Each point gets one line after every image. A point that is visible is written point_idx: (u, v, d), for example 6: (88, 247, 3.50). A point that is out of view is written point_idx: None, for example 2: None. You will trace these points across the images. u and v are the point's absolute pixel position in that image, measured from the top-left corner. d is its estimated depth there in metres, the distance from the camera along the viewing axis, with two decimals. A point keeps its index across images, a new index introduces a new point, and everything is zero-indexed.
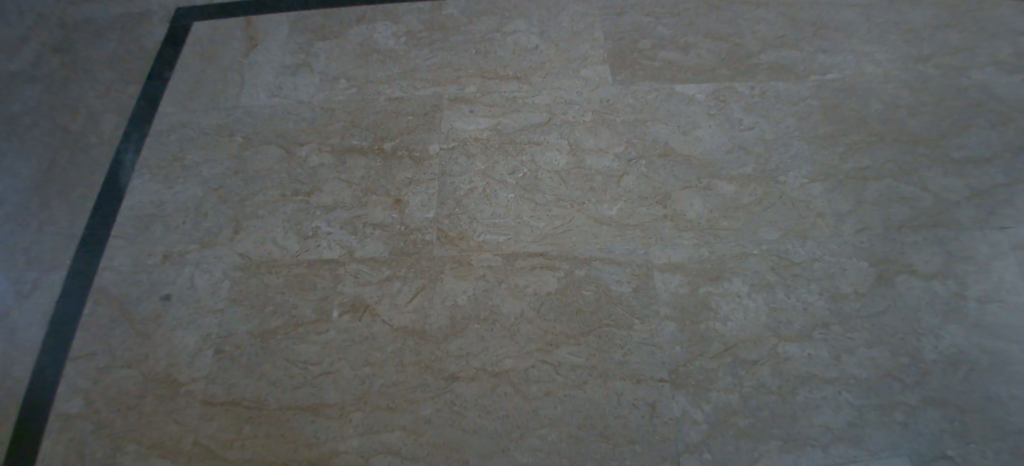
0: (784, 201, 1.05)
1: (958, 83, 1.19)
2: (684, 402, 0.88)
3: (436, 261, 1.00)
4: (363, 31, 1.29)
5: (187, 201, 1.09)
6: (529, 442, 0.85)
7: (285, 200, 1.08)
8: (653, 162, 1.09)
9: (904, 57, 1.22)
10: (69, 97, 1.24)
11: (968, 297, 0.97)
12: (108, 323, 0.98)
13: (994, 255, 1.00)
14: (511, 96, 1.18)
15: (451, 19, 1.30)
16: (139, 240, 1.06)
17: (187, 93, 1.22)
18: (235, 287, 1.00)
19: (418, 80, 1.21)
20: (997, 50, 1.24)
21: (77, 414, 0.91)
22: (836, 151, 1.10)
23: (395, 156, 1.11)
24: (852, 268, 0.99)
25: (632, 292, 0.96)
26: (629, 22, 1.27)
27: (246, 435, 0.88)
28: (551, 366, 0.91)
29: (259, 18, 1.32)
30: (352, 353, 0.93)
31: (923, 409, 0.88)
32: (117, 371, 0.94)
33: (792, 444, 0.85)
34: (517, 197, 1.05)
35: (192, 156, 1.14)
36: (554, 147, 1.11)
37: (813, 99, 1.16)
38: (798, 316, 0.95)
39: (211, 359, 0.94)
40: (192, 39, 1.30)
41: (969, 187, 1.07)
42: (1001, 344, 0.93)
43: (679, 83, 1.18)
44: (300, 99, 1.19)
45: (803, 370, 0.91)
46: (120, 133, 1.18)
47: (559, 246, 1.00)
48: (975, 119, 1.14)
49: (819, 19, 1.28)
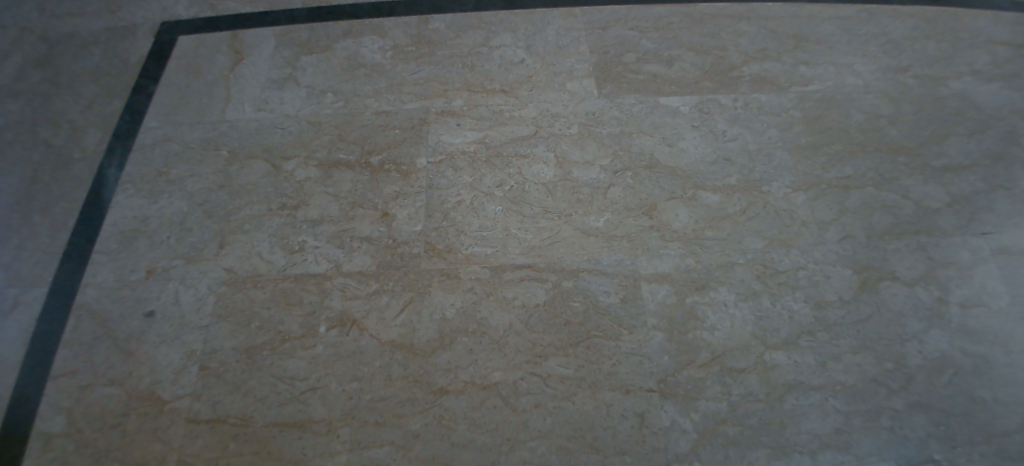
0: (768, 211, 1.06)
1: (936, 92, 1.22)
2: (673, 411, 0.88)
3: (424, 274, 1.00)
4: (350, 45, 1.29)
5: (171, 216, 1.08)
6: (519, 454, 0.85)
7: (271, 214, 1.07)
8: (639, 174, 1.10)
9: (882, 68, 1.25)
10: (51, 111, 1.23)
11: (951, 302, 0.98)
12: (91, 339, 0.97)
13: (975, 260, 1.02)
14: (498, 109, 1.18)
15: (437, 33, 1.31)
16: (123, 255, 1.04)
17: (173, 107, 1.22)
18: (221, 302, 0.99)
19: (405, 93, 1.21)
20: (974, 60, 1.27)
21: (58, 434, 0.89)
22: (817, 161, 1.12)
23: (382, 169, 1.11)
24: (835, 276, 1.00)
25: (620, 302, 0.97)
26: (614, 36, 1.28)
27: (232, 453, 0.87)
28: (540, 378, 0.91)
29: (245, 32, 1.32)
30: (340, 368, 0.92)
31: (909, 414, 0.89)
32: (100, 389, 0.92)
33: (781, 451, 0.86)
34: (505, 210, 1.06)
35: (177, 170, 1.13)
36: (540, 160, 1.12)
37: (794, 110, 1.19)
38: (783, 324, 0.96)
39: (197, 376, 0.93)
40: (178, 53, 1.30)
41: (949, 194, 1.09)
42: (984, 347, 0.95)
43: (663, 96, 1.20)
44: (287, 113, 1.19)
45: (790, 377, 0.91)
46: (104, 147, 1.17)
47: (547, 258, 1.01)
48: (953, 128, 1.17)
49: (799, 32, 1.30)
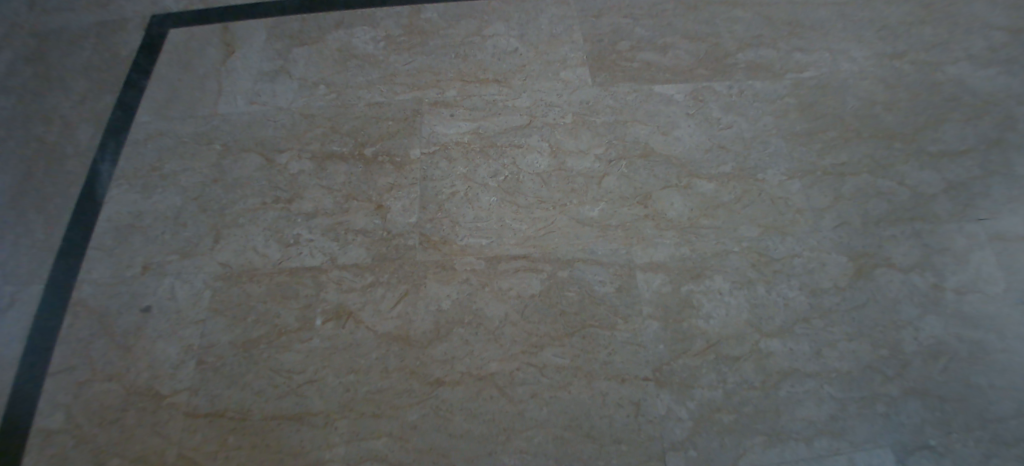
0: (763, 199, 1.06)
1: (933, 78, 1.21)
2: (669, 400, 0.89)
3: (419, 266, 1.00)
4: (342, 36, 1.28)
5: (165, 211, 1.08)
6: (516, 444, 0.86)
7: (265, 208, 1.07)
8: (633, 163, 1.10)
9: (877, 54, 1.24)
10: (44, 107, 1.22)
11: (946, 288, 0.99)
12: (88, 335, 0.97)
13: (971, 246, 1.02)
14: (491, 99, 1.18)
15: (430, 23, 1.30)
16: (118, 251, 1.04)
17: (164, 101, 1.21)
18: (216, 296, 0.99)
19: (397, 84, 1.21)
20: (971, 45, 1.26)
21: (58, 429, 0.89)
22: (813, 148, 1.12)
23: (376, 161, 1.11)
24: (830, 263, 1.00)
25: (615, 292, 0.97)
26: (608, 24, 1.27)
27: (232, 446, 0.87)
28: (536, 368, 0.91)
29: (236, 25, 1.31)
30: (336, 360, 0.92)
31: (904, 400, 0.90)
32: (98, 385, 0.93)
33: (776, 438, 0.87)
34: (499, 200, 1.06)
35: (170, 165, 1.13)
36: (534, 150, 1.11)
37: (790, 97, 1.18)
38: (778, 312, 0.96)
39: (194, 370, 0.93)
40: (168, 46, 1.28)
41: (946, 179, 1.09)
42: (979, 333, 0.95)
43: (658, 84, 1.19)
44: (279, 106, 1.19)
45: (785, 364, 0.92)
46: (97, 142, 1.17)
47: (542, 248, 1.01)
48: (950, 114, 1.16)
49: (794, 18, 1.29)
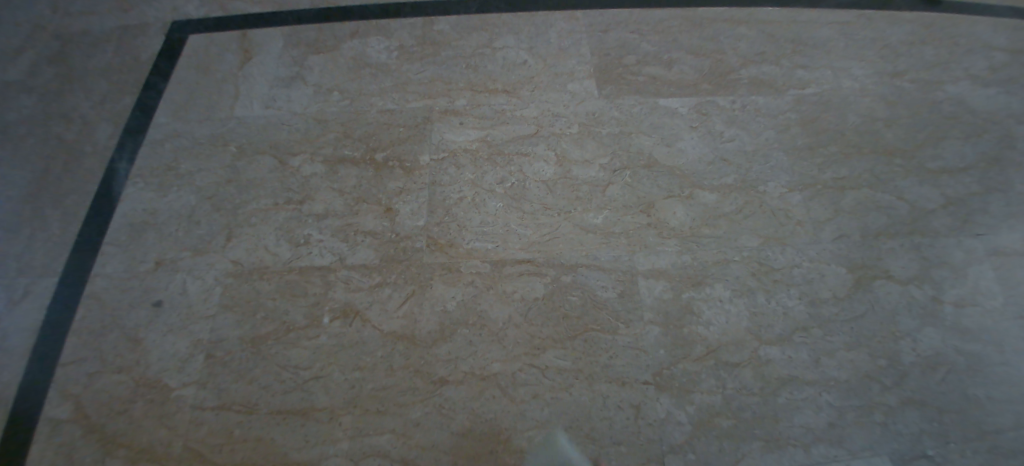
0: (764, 210, 1.08)
1: (933, 96, 1.24)
2: (668, 404, 0.90)
3: (425, 268, 1.02)
4: (356, 46, 1.32)
5: (180, 209, 1.11)
6: (517, 443, 0.87)
7: (277, 208, 1.10)
8: (637, 173, 1.12)
9: (879, 72, 1.27)
10: (64, 107, 1.26)
11: (945, 301, 1.00)
12: (100, 328, 0.99)
13: (968, 261, 1.04)
14: (500, 109, 1.21)
15: (442, 35, 1.34)
16: (133, 247, 1.07)
17: (182, 104, 1.25)
18: (227, 293, 1.01)
19: (409, 93, 1.24)
20: (971, 65, 1.29)
21: (66, 419, 0.91)
22: (813, 162, 1.14)
23: (386, 166, 1.14)
24: (830, 274, 1.02)
25: (617, 297, 0.99)
26: (615, 39, 1.31)
27: (236, 439, 0.88)
28: (538, 369, 0.93)
29: (254, 32, 1.35)
30: (343, 358, 0.94)
31: (902, 410, 0.91)
32: (108, 376, 0.94)
33: (775, 444, 0.87)
34: (506, 206, 1.08)
35: (186, 165, 1.16)
36: (541, 158, 1.14)
37: (791, 112, 1.21)
38: (778, 321, 0.97)
39: (203, 364, 0.95)
40: (187, 52, 1.33)
41: (945, 195, 1.11)
42: (977, 346, 0.96)
43: (663, 97, 1.22)
44: (293, 111, 1.22)
45: (784, 372, 0.93)
46: (115, 142, 1.20)
47: (545, 253, 1.03)
48: (950, 131, 1.19)
49: (797, 36, 1.33)
